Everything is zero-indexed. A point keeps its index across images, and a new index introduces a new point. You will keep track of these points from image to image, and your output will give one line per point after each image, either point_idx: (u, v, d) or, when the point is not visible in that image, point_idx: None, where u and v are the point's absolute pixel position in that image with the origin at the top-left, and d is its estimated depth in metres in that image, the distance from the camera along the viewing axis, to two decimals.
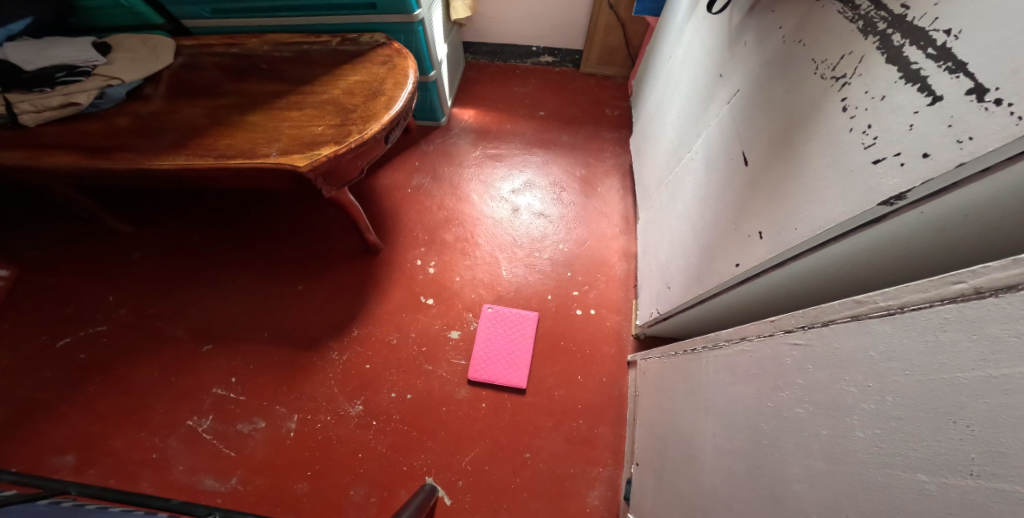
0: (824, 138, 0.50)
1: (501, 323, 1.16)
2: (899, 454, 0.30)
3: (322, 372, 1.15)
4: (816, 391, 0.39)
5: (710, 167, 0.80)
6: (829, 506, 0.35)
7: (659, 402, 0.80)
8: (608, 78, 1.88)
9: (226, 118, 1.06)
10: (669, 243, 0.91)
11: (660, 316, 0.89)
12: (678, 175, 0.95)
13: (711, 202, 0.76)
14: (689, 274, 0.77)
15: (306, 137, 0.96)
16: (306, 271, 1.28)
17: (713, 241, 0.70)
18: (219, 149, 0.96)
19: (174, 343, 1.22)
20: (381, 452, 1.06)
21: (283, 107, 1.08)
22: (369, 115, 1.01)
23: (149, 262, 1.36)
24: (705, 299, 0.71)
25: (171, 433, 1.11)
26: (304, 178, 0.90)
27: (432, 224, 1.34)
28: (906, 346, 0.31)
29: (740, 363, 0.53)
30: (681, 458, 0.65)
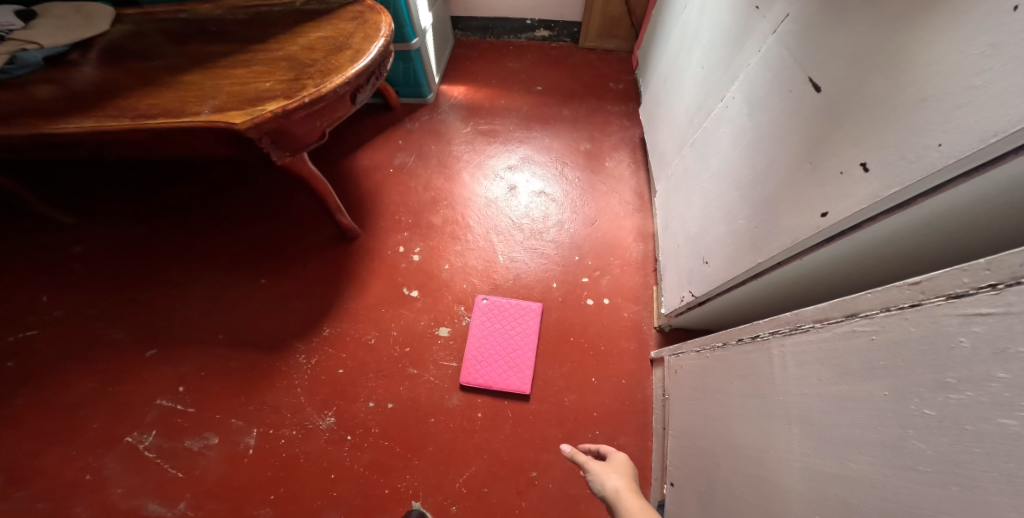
0: (963, 21, 0.33)
1: (498, 317, 0.99)
2: None
3: (288, 378, 0.97)
4: None
5: (757, 112, 0.63)
6: None
7: (699, 405, 0.63)
8: (609, 52, 1.72)
9: (160, 78, 0.89)
10: (700, 211, 0.74)
11: (695, 300, 0.71)
12: (707, 132, 0.79)
13: (766, 149, 0.59)
14: (737, 240, 0.60)
15: (248, 94, 0.80)
16: (272, 261, 1.11)
17: (773, 194, 0.54)
18: (138, 109, 0.79)
19: (115, 348, 1.04)
20: (359, 472, 0.89)
21: (227, 65, 0.91)
22: (328, 70, 0.85)
23: (93, 257, 1.17)
24: (763, 271, 0.55)
25: (109, 451, 0.92)
26: (243, 138, 0.73)
27: (417, 206, 1.17)
28: None
29: (849, 351, 0.36)
30: (740, 482, 0.48)
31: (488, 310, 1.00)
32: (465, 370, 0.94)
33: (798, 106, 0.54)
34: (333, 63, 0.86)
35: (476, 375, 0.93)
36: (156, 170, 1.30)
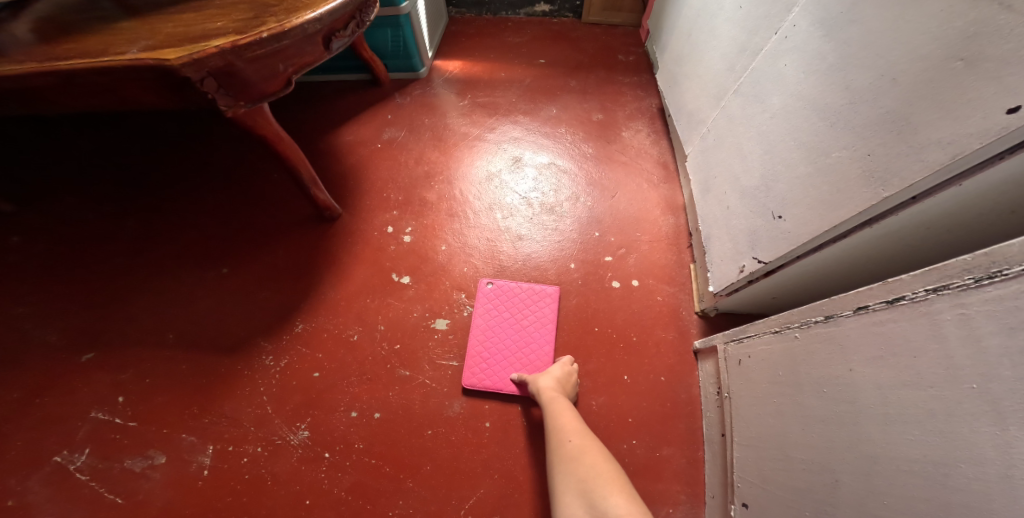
0: None
1: (506, 305, 0.84)
2: None
3: (253, 383, 0.80)
4: None
5: (836, 18, 0.48)
6: None
7: (793, 403, 0.48)
8: (614, 27, 1.60)
9: (93, 24, 0.73)
10: (761, 160, 0.60)
11: (762, 267, 0.57)
12: (757, 69, 0.64)
13: (864, 55, 0.44)
14: (837, 179, 0.45)
15: (192, 33, 0.64)
16: (238, 248, 0.94)
17: (892, 111, 0.39)
18: (54, 52, 0.63)
19: (45, 351, 0.86)
20: (339, 498, 0.72)
21: (175, 8, 0.75)
22: (297, 7, 0.69)
23: (32, 247, 0.98)
24: (886, 214, 0.41)
25: (28, 478, 0.74)
26: (182, 80, 0.58)
27: (409, 182, 1.02)
28: None
29: None
30: (894, 511, 0.33)
31: (494, 297, 0.85)
32: (470, 369, 0.78)
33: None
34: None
35: (483, 376, 0.78)
36: (109, 149, 1.12)
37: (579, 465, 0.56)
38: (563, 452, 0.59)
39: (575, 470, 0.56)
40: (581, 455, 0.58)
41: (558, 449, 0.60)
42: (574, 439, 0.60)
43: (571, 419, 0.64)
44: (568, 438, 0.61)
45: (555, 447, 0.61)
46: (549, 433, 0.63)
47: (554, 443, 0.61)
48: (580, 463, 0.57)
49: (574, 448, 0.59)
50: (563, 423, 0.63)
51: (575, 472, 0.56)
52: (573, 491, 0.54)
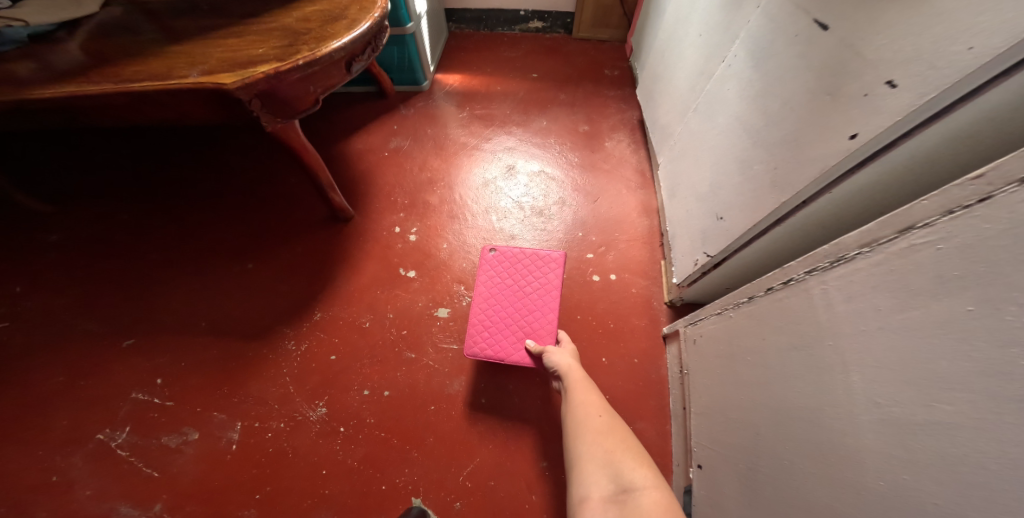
0: None
1: (512, 269, 0.90)
2: None
3: (276, 366, 0.91)
4: None
5: (760, 53, 0.60)
6: None
7: (730, 373, 0.59)
8: (603, 42, 1.72)
9: (147, 48, 0.84)
10: (710, 171, 0.71)
11: (710, 260, 0.69)
12: (709, 92, 0.77)
13: (775, 90, 0.56)
14: (757, 186, 0.57)
15: (240, 58, 0.76)
16: (259, 246, 1.05)
17: (791, 131, 0.51)
18: (124, 74, 0.74)
19: (85, 340, 0.96)
20: (352, 467, 0.82)
21: (219, 35, 0.87)
22: (325, 37, 0.81)
23: (70, 245, 1.09)
24: (790, 215, 0.51)
25: (76, 452, 0.85)
26: (234, 99, 0.69)
27: (414, 187, 1.13)
28: None
29: (909, 270, 0.32)
30: (791, 446, 0.44)
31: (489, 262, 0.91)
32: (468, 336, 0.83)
33: (807, 37, 0.51)
34: (330, 31, 0.82)
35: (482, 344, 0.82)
36: (137, 157, 1.23)
37: (604, 439, 0.66)
38: (591, 426, 0.68)
39: (602, 442, 0.66)
40: (608, 431, 0.68)
41: (587, 421, 0.69)
42: (603, 416, 0.70)
43: (597, 399, 0.73)
44: (598, 415, 0.70)
45: (581, 422, 0.70)
46: (574, 407, 0.72)
47: (583, 416, 0.70)
48: (608, 438, 0.66)
49: (603, 424, 0.69)
50: (590, 404, 0.72)
51: (600, 446, 0.65)
52: (599, 458, 0.64)
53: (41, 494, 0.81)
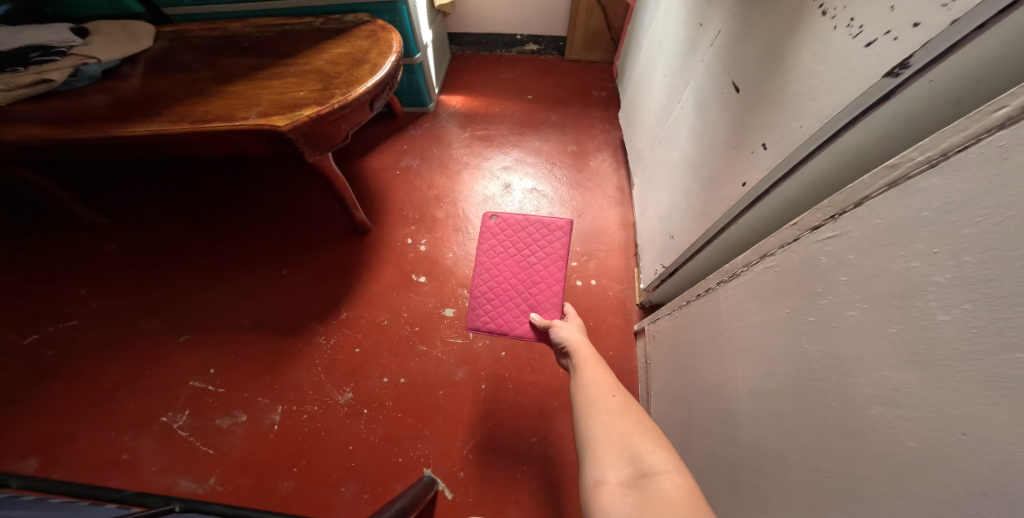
0: (809, 43, 0.51)
1: (527, 237, 1.08)
2: (1008, 327, 0.25)
3: (309, 358, 1.08)
4: (868, 283, 0.35)
5: (702, 106, 0.79)
6: (930, 427, 0.29)
7: (675, 362, 0.76)
8: (592, 63, 1.88)
9: (206, 89, 1.01)
10: (667, 196, 0.89)
11: (666, 270, 0.86)
12: (668, 129, 0.94)
13: (709, 137, 0.73)
14: (695, 212, 0.75)
15: (287, 101, 0.92)
16: (291, 255, 1.22)
17: (716, 173, 0.69)
18: (195, 115, 0.91)
19: (146, 336, 1.13)
20: (374, 442, 0.99)
21: (265, 77, 1.03)
22: (353, 80, 0.97)
23: (125, 253, 1.26)
24: (714, 237, 0.69)
25: (144, 432, 1.02)
26: (285, 138, 0.85)
27: (423, 203, 1.29)
28: (967, 194, 0.28)
29: (765, 283, 0.49)
30: (707, 412, 0.61)
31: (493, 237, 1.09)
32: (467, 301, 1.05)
33: (727, 101, 0.69)
34: (356, 75, 0.98)
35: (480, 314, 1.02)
36: (179, 174, 1.39)
37: (618, 418, 0.57)
38: (603, 405, 0.61)
39: (615, 423, 0.56)
40: (623, 411, 0.59)
41: (599, 401, 0.62)
42: (616, 397, 0.62)
43: (611, 383, 0.66)
44: (612, 395, 0.63)
45: (592, 402, 0.63)
46: (586, 391, 0.66)
47: (594, 398, 0.63)
48: (622, 419, 0.57)
49: (616, 404, 0.61)
50: (603, 386, 0.66)
51: (612, 424, 0.56)
52: (614, 441, 0.53)
53: (114, 468, 0.97)
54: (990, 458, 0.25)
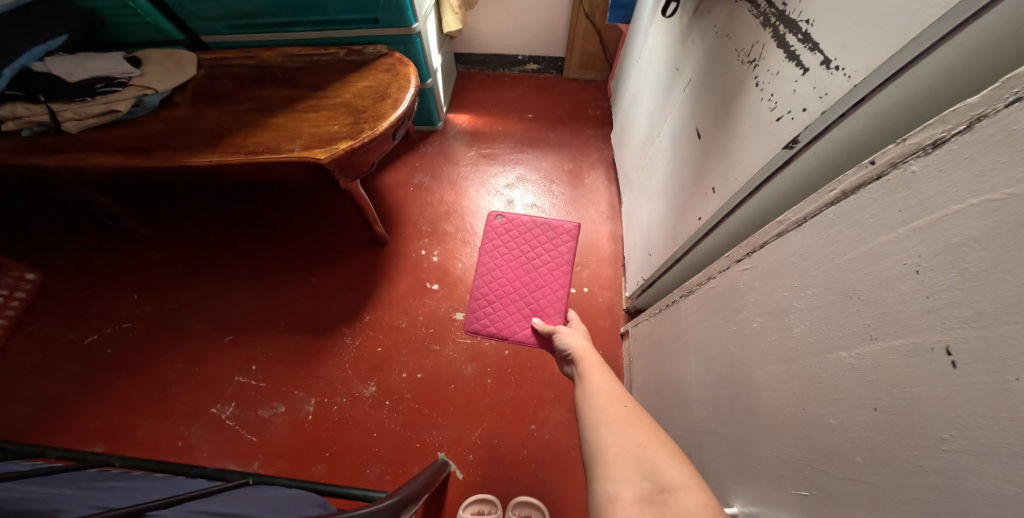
0: (747, 108, 0.69)
1: (540, 237, 1.22)
2: (827, 337, 0.40)
3: (337, 356, 1.24)
4: (764, 304, 0.51)
5: (675, 143, 0.96)
6: (790, 402, 0.45)
7: (650, 360, 0.93)
8: (589, 81, 2.01)
9: (252, 120, 1.16)
10: (648, 219, 1.07)
11: (645, 282, 1.04)
12: (650, 157, 1.12)
13: (679, 173, 0.91)
14: (668, 234, 0.93)
15: (324, 134, 1.07)
16: (318, 266, 1.37)
17: (683, 204, 0.87)
18: (247, 147, 1.07)
19: (195, 336, 1.30)
20: (395, 430, 1.15)
21: (302, 109, 1.18)
22: (379, 114, 1.12)
23: (171, 262, 1.43)
24: (681, 257, 0.87)
25: (196, 422, 1.17)
26: (324, 169, 1.01)
27: (434, 218, 1.45)
28: (813, 247, 0.44)
29: (709, 298, 0.66)
30: (670, 398, 0.77)
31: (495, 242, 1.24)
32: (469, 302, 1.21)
33: (692, 143, 0.87)
34: (382, 110, 1.13)
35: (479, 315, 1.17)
36: (214, 190, 1.55)
37: (627, 428, 0.59)
38: (616, 416, 0.62)
39: (629, 436, 0.58)
40: (635, 423, 0.60)
41: (611, 413, 0.63)
42: (627, 409, 0.64)
43: (621, 395, 0.68)
44: (623, 407, 0.64)
45: (602, 412, 0.64)
46: (597, 401, 0.67)
47: (606, 410, 0.64)
48: (635, 431, 0.58)
49: (628, 416, 0.62)
50: (611, 398, 0.68)
51: (622, 435, 0.58)
52: (629, 454, 0.54)
53: (171, 453, 1.13)
54: (817, 421, 0.40)
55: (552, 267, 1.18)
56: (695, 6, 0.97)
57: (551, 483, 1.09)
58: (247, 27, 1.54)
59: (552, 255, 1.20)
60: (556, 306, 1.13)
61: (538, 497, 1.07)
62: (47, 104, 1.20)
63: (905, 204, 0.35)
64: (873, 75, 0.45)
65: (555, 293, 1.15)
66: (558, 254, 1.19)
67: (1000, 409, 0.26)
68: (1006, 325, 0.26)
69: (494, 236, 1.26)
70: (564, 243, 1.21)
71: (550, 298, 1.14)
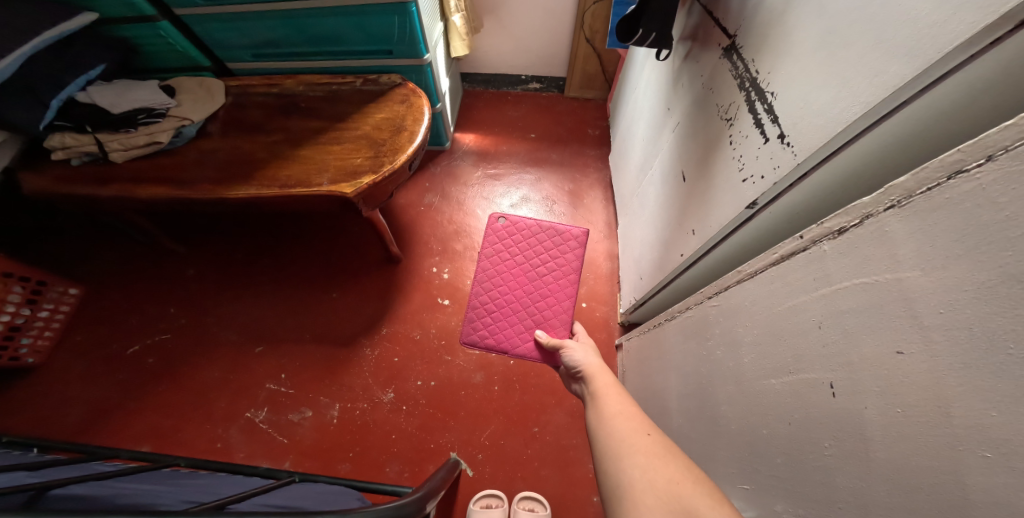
0: (721, 162, 0.82)
1: (551, 243, 1.32)
2: (766, 369, 0.60)
3: (358, 366, 1.38)
4: (727, 338, 0.70)
5: (666, 179, 1.09)
6: (741, 411, 0.64)
7: (636, 371, 1.11)
8: (588, 100, 2.12)
9: (283, 152, 1.29)
10: (640, 245, 1.21)
11: (636, 303, 1.19)
12: (643, 188, 1.25)
13: (668, 209, 1.04)
14: (657, 262, 1.06)
15: (348, 168, 1.20)
16: (339, 282, 1.51)
17: (670, 237, 1.00)
18: (280, 180, 1.20)
19: (229, 347, 1.43)
20: (411, 432, 1.28)
21: (326, 141, 1.30)
22: (397, 147, 1.24)
23: (202, 277, 1.56)
24: (667, 285, 1.01)
25: (233, 425, 1.31)
26: (350, 202, 1.14)
27: (444, 237, 1.58)
28: (756, 298, 0.64)
29: (688, 324, 0.85)
30: (652, 402, 0.97)
31: (496, 247, 1.33)
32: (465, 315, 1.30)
33: (679, 184, 1.00)
34: (399, 143, 1.25)
35: (474, 328, 1.26)
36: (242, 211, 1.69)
37: (656, 461, 0.61)
38: (642, 446, 0.65)
39: (658, 469, 0.60)
40: (662, 454, 0.63)
41: (636, 443, 0.66)
42: (652, 437, 0.66)
43: (643, 422, 0.70)
44: (647, 435, 0.67)
45: (627, 443, 0.66)
46: (621, 430, 0.70)
47: (630, 440, 0.67)
48: (663, 463, 0.61)
49: (653, 445, 0.65)
50: (632, 425, 0.70)
51: (652, 469, 0.60)
52: (661, 491, 0.57)
53: (211, 454, 1.26)
54: (758, 428, 0.59)
55: (558, 276, 1.27)
56: (685, 52, 1.09)
57: (553, 480, 1.21)
58: (270, 55, 1.65)
59: (558, 263, 1.30)
60: (561, 319, 1.22)
61: (541, 492, 1.19)
62: (94, 134, 1.32)
63: (816, 275, 0.52)
64: (813, 156, 0.59)
65: (560, 303, 1.24)
66: (565, 262, 1.29)
67: (854, 423, 0.44)
68: (863, 372, 0.44)
69: (495, 239, 1.35)
70: (571, 250, 1.30)
71: (554, 310, 1.23)
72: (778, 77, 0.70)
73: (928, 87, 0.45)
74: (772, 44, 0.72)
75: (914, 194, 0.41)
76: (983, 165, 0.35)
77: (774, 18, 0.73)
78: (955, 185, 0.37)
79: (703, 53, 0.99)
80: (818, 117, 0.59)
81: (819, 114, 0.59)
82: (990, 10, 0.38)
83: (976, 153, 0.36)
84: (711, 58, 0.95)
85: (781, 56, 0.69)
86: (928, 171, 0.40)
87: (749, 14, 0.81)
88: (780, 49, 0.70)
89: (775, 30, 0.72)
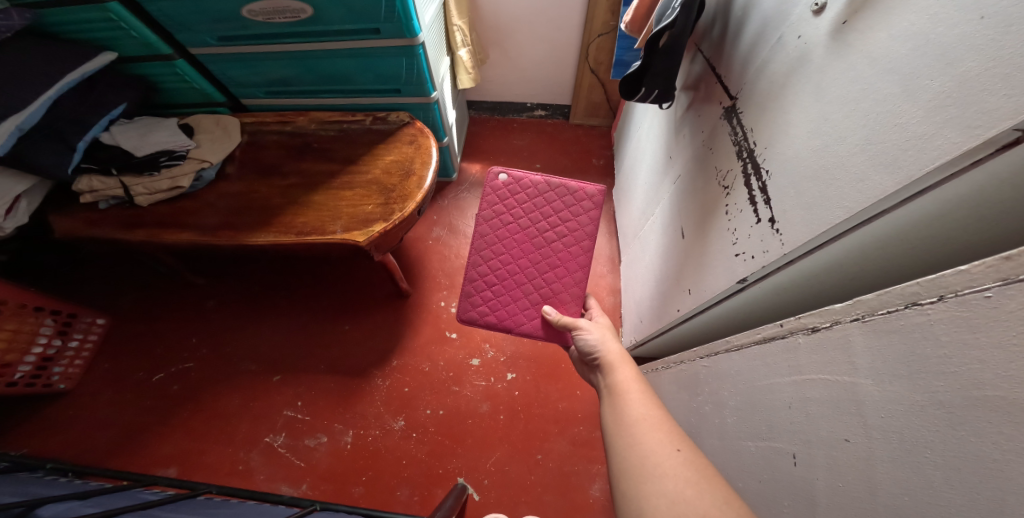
0: (716, 230, 0.89)
1: (563, 209, 1.22)
2: (745, 434, 0.71)
3: (371, 395, 1.46)
4: (714, 397, 0.82)
5: (668, 228, 1.16)
6: (724, 463, 0.76)
7: None
8: (593, 127, 2.16)
9: (300, 197, 1.38)
10: (644, 286, 1.29)
11: (637, 343, 1.27)
12: (648, 231, 1.32)
13: (671, 258, 1.11)
14: (660, 308, 1.13)
15: (360, 216, 1.30)
16: (354, 313, 1.61)
17: (671, 288, 1.07)
18: (297, 227, 1.30)
19: (248, 376, 1.52)
20: (421, 458, 1.35)
21: (339, 186, 1.40)
22: (406, 194, 1.34)
23: (223, 308, 1.66)
24: (665, 332, 1.10)
25: (253, 449, 1.38)
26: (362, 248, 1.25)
27: (452, 270, 1.69)
28: (735, 370, 0.76)
29: (680, 376, 0.97)
30: None
31: (496, 210, 1.24)
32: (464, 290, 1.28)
33: (679, 239, 1.08)
34: (409, 189, 1.35)
35: (474, 306, 1.26)
36: None
37: (687, 489, 0.61)
38: (669, 469, 0.65)
39: (687, 502, 0.60)
40: (691, 481, 0.62)
41: (662, 466, 0.65)
42: (679, 456, 0.66)
43: (669, 436, 0.70)
44: (675, 453, 0.67)
45: (655, 464, 0.66)
46: (646, 447, 0.69)
47: (657, 460, 0.67)
48: (692, 494, 0.60)
49: (680, 467, 0.64)
50: (660, 438, 0.70)
51: (684, 498, 0.60)
52: None
53: (232, 478, 1.33)
54: (737, 480, 0.71)
55: (569, 244, 1.22)
56: (688, 103, 1.13)
57: (556, 506, 1.28)
58: (283, 93, 1.71)
59: (568, 229, 1.21)
60: (570, 294, 1.21)
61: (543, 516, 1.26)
62: (120, 178, 1.38)
63: (790, 362, 0.63)
64: (799, 248, 0.65)
65: (571, 277, 1.21)
66: (576, 228, 1.21)
67: (806, 493, 0.56)
68: (817, 453, 0.55)
69: (495, 200, 1.25)
70: (584, 214, 1.21)
71: (564, 284, 1.21)
72: (772, 155, 0.75)
73: (907, 200, 0.49)
74: (768, 120, 0.77)
75: (875, 313, 0.50)
76: (934, 303, 0.42)
77: (773, 92, 0.76)
78: (909, 314, 0.45)
79: (705, 109, 1.03)
80: (801, 213, 0.65)
81: (802, 213, 0.65)
82: (972, 133, 0.41)
83: (930, 291, 0.43)
84: (711, 117, 0.99)
85: (775, 134, 0.74)
86: (889, 296, 0.48)
87: (750, 79, 0.85)
88: (774, 127, 0.75)
89: (770, 108, 0.77)
